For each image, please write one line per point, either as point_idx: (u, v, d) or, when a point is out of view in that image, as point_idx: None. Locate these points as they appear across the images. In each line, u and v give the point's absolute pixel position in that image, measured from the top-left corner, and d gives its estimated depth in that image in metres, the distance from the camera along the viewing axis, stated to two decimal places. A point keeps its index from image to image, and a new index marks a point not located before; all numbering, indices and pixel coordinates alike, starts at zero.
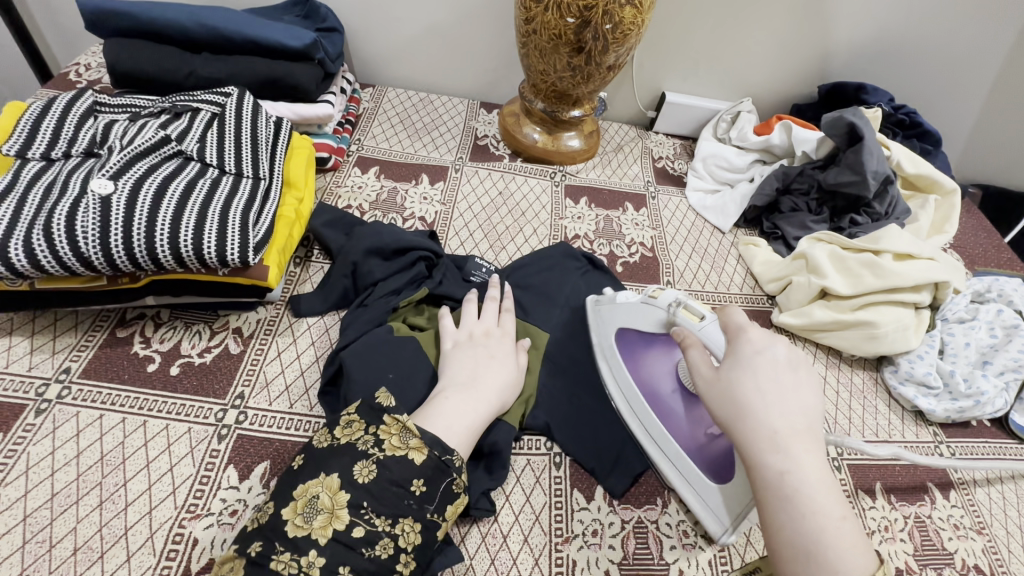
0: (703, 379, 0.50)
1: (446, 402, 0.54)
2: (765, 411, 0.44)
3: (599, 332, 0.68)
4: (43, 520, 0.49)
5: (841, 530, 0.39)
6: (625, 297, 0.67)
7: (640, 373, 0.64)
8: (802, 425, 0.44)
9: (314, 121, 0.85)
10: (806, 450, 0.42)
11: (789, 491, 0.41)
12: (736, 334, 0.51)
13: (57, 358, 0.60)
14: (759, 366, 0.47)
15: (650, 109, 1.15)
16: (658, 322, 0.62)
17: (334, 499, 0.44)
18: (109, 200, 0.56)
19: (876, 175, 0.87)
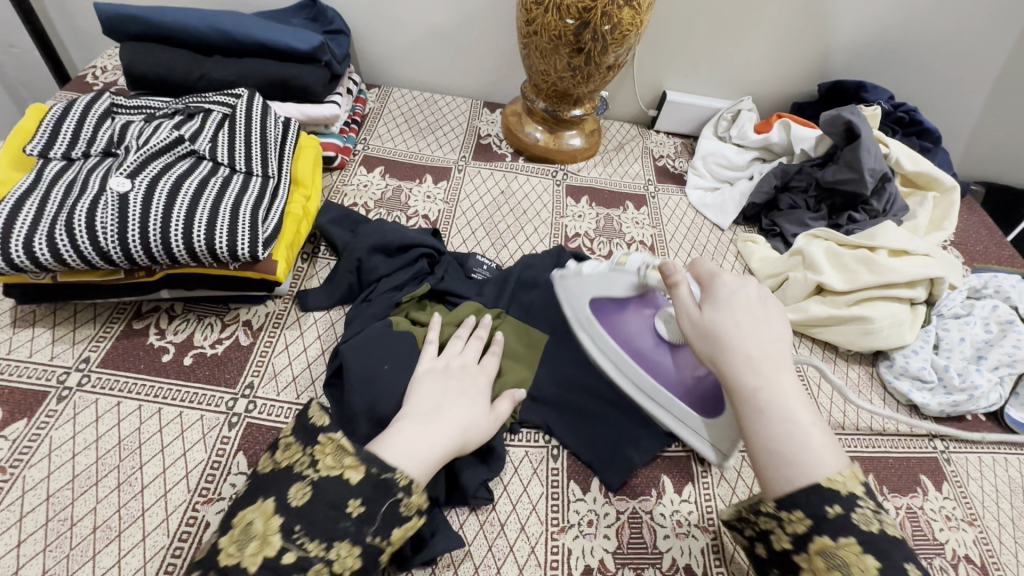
0: (684, 318, 0.54)
1: (398, 434, 0.52)
2: (741, 340, 0.49)
3: (573, 304, 0.70)
4: (65, 499, 0.52)
5: (813, 437, 0.44)
6: (591, 266, 0.69)
7: (621, 335, 0.67)
8: (775, 350, 0.49)
9: (321, 121, 0.87)
10: (780, 370, 0.47)
11: (766, 407, 0.45)
12: (711, 280, 0.55)
13: (78, 348, 0.63)
14: (734, 305, 0.52)
15: (651, 108, 1.16)
16: (630, 285, 0.66)
17: (267, 524, 0.46)
18: (126, 197, 0.59)
19: (874, 173, 0.88)
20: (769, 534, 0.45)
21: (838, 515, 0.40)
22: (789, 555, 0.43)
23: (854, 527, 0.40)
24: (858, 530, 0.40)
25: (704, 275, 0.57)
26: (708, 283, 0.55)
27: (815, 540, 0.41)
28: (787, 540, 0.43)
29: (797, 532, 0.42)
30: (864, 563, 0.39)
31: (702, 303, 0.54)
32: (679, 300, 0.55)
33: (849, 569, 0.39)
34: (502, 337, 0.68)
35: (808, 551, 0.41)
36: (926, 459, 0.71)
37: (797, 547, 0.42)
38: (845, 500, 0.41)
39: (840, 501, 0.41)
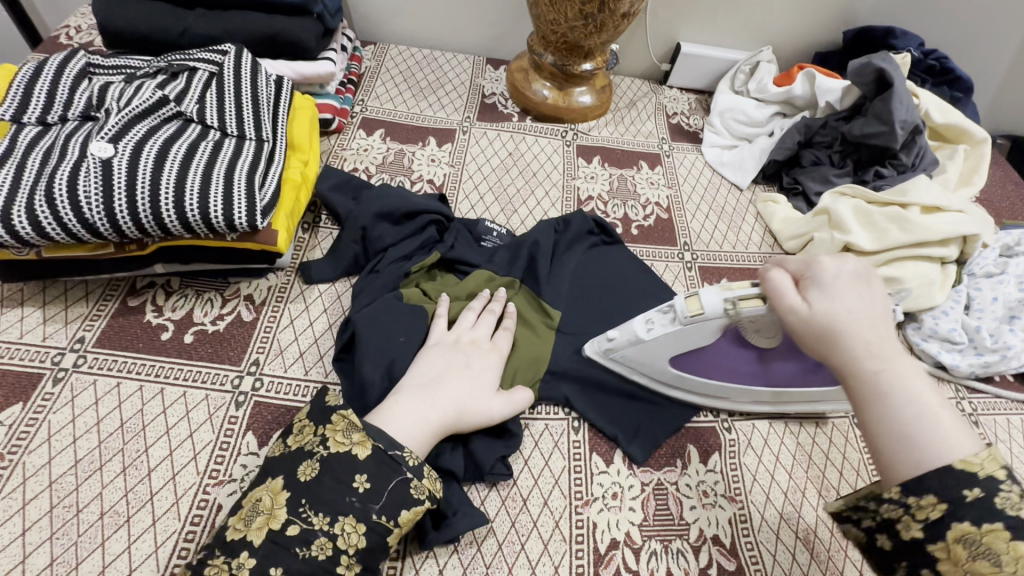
0: (786, 308, 0.49)
1: (396, 407, 0.51)
2: (858, 327, 0.45)
3: (645, 369, 0.62)
4: (68, 485, 0.50)
5: (943, 419, 0.41)
6: (650, 329, 0.59)
7: (709, 372, 0.61)
8: (889, 335, 0.46)
9: (315, 80, 0.81)
10: (899, 355, 0.44)
11: (890, 393, 0.42)
12: (809, 270, 0.50)
13: (71, 328, 0.60)
14: (843, 292, 0.47)
15: (664, 62, 1.09)
16: (714, 326, 0.56)
17: (274, 499, 0.45)
18: (110, 163, 0.54)
19: (904, 125, 0.83)
20: (894, 524, 0.41)
21: (978, 500, 0.38)
22: (921, 547, 0.40)
23: (998, 512, 0.37)
24: (1004, 515, 0.37)
25: (793, 259, 0.52)
26: (804, 266, 0.50)
27: (953, 528, 0.38)
28: (920, 528, 0.40)
29: (931, 520, 0.39)
30: (1014, 551, 0.36)
31: (804, 289, 0.49)
32: (778, 289, 0.50)
33: (997, 556, 0.36)
34: (515, 309, 0.66)
35: (946, 539, 0.38)
36: None
37: (930, 536, 0.39)
38: (986, 484, 0.38)
39: (980, 485, 0.38)
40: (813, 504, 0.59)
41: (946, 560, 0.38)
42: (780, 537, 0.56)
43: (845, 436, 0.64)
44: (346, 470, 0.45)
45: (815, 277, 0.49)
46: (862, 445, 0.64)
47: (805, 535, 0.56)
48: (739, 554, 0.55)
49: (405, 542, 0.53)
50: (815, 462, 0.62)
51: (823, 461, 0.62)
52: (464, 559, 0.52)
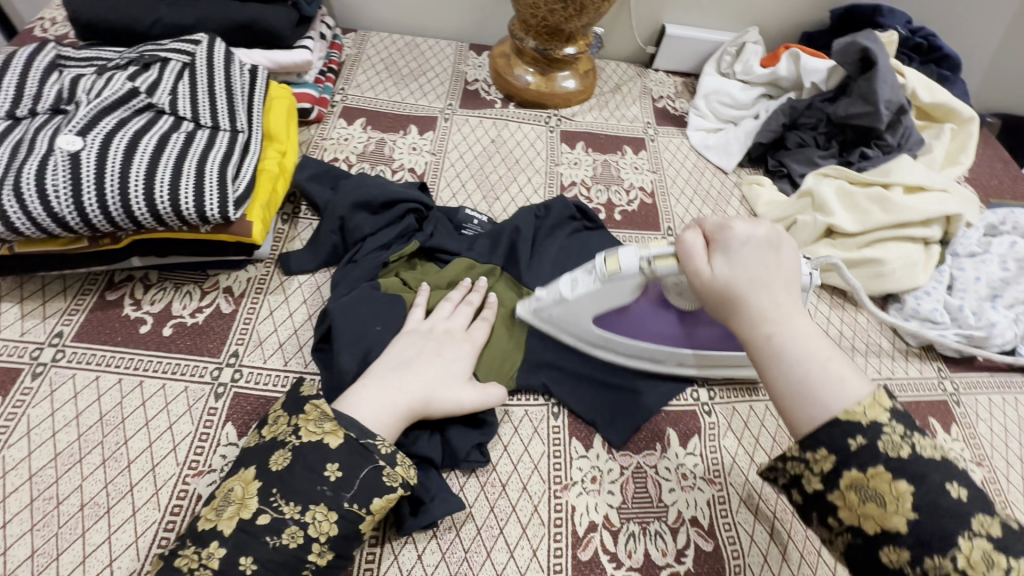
0: (694, 274, 0.50)
1: (363, 392, 0.51)
2: (756, 289, 0.46)
3: (570, 329, 0.63)
4: (48, 478, 0.50)
5: (833, 371, 0.42)
6: (574, 288, 0.59)
7: (634, 330, 0.63)
8: (788, 296, 0.46)
9: (292, 69, 0.80)
10: (794, 315, 0.45)
11: (783, 352, 0.43)
12: (718, 232, 0.50)
13: (49, 322, 0.60)
14: (745, 254, 0.48)
15: (650, 44, 1.08)
16: (632, 286, 0.57)
17: (246, 489, 0.45)
18: (78, 156, 0.54)
19: (889, 104, 0.82)
20: (799, 480, 0.42)
21: (862, 446, 0.39)
22: (822, 498, 0.41)
23: (881, 455, 0.38)
24: (886, 457, 0.38)
25: (707, 222, 0.52)
26: (716, 229, 0.50)
27: (844, 475, 0.39)
28: (818, 480, 0.40)
29: (825, 470, 0.40)
30: (896, 489, 0.37)
31: (711, 253, 0.49)
32: (688, 252, 0.50)
33: (881, 497, 0.38)
34: (495, 297, 0.66)
35: (840, 487, 0.39)
36: (937, 401, 0.68)
37: (828, 485, 0.40)
38: (869, 430, 0.39)
39: (863, 432, 0.39)
40: None
41: (843, 507, 0.39)
42: (758, 517, 0.57)
43: None
44: (319, 459, 0.46)
45: (723, 240, 0.50)
46: None
47: (782, 515, 0.57)
48: (716, 534, 0.56)
49: (384, 528, 0.53)
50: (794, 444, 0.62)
51: None
52: (443, 544, 0.53)
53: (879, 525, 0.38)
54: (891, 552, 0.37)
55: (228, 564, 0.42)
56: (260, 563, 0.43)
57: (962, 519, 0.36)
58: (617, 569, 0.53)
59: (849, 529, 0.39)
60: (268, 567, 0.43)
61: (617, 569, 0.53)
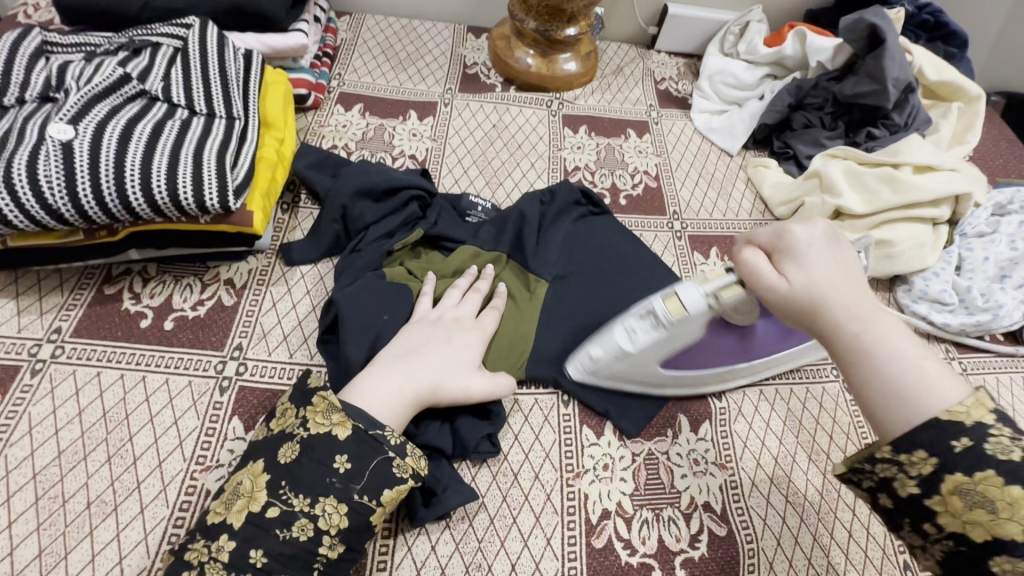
0: (766, 287, 0.46)
1: (369, 380, 0.51)
2: (837, 291, 0.43)
3: (637, 378, 0.60)
4: (53, 476, 0.49)
5: (928, 368, 0.39)
6: (633, 338, 0.56)
7: (696, 363, 0.60)
8: (868, 293, 0.44)
9: (287, 53, 0.78)
10: (879, 311, 0.42)
11: (873, 351, 0.40)
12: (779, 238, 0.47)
13: (47, 318, 0.59)
14: (814, 258, 0.45)
15: (651, 25, 1.06)
16: (700, 323, 0.54)
17: (254, 482, 0.44)
18: (70, 145, 0.52)
19: (897, 83, 0.81)
20: (890, 483, 0.39)
21: (968, 449, 0.35)
22: (919, 503, 0.37)
23: (990, 458, 0.35)
24: (995, 461, 0.35)
25: (762, 230, 0.49)
26: (774, 237, 0.47)
27: (946, 480, 0.36)
28: (915, 484, 0.37)
29: (924, 474, 0.37)
30: (1008, 495, 0.34)
31: (778, 262, 0.46)
32: (751, 265, 0.47)
33: (992, 503, 0.35)
34: (503, 286, 0.65)
35: (942, 492, 0.36)
36: None
37: (927, 490, 0.37)
38: (974, 432, 0.36)
39: (968, 433, 0.36)
40: (803, 467, 0.59)
41: (945, 513, 0.36)
42: (770, 501, 0.57)
43: (835, 399, 0.65)
44: (327, 451, 0.45)
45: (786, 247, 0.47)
46: (853, 409, 0.64)
47: (794, 499, 0.57)
48: (729, 519, 0.56)
49: (396, 519, 0.53)
50: (805, 428, 0.62)
51: (813, 426, 0.62)
52: (456, 534, 0.52)
53: (990, 534, 0.35)
54: (1003, 563, 0.34)
55: (238, 557, 0.42)
56: (271, 556, 0.42)
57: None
58: (632, 556, 0.53)
59: (950, 537, 0.36)
60: (279, 560, 0.42)
61: (632, 556, 0.53)
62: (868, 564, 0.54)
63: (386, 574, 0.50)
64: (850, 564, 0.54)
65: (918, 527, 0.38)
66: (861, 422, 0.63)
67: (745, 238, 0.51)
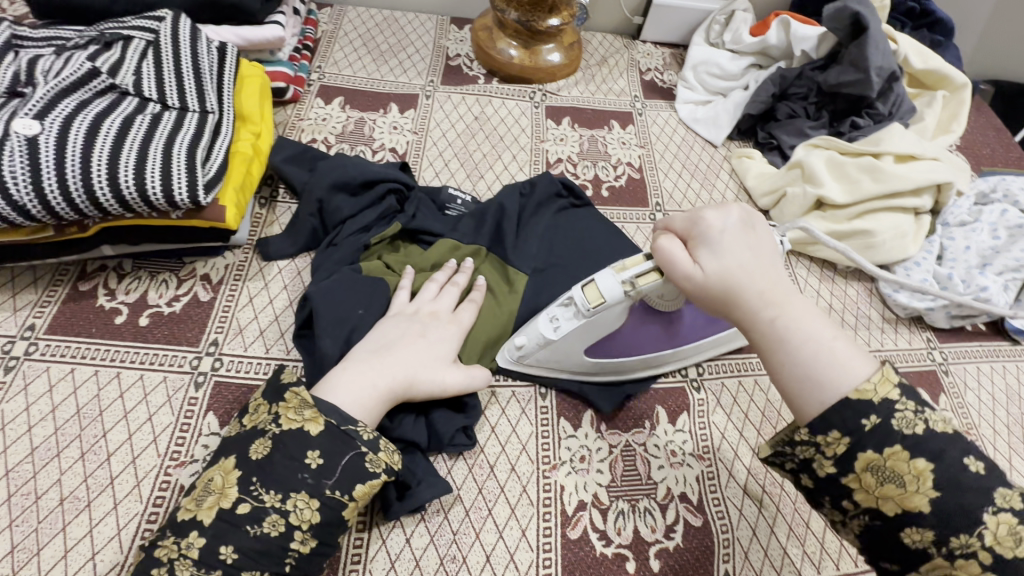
0: (682, 277, 0.45)
1: (342, 375, 0.50)
2: (750, 276, 0.43)
3: (563, 366, 0.60)
4: (25, 473, 0.49)
5: (837, 350, 0.40)
6: (556, 327, 0.56)
7: (620, 349, 0.60)
8: (779, 275, 0.44)
9: (264, 46, 0.77)
10: (791, 294, 0.43)
11: (787, 337, 0.41)
12: (694, 225, 0.46)
13: (21, 315, 0.58)
14: (728, 245, 0.44)
15: (637, 15, 1.04)
16: (618, 311, 0.54)
17: (225, 479, 0.44)
18: (36, 141, 0.51)
19: (880, 71, 0.80)
20: (809, 464, 0.40)
21: (876, 426, 0.38)
22: (836, 481, 0.39)
23: (896, 433, 0.37)
24: (901, 436, 0.37)
25: (677, 218, 0.48)
26: (688, 225, 0.47)
27: (859, 458, 0.38)
28: (832, 465, 0.39)
29: (839, 455, 0.38)
30: (916, 469, 0.37)
31: (694, 251, 0.45)
32: (670, 257, 0.46)
33: (902, 478, 0.37)
34: (482, 280, 0.65)
35: (856, 470, 0.38)
36: (926, 371, 0.68)
37: (842, 469, 0.39)
38: (881, 409, 0.38)
39: (876, 411, 0.38)
40: None
41: (862, 491, 0.39)
42: (747, 491, 0.57)
43: None
44: (299, 447, 0.45)
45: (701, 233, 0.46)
46: None
47: (770, 489, 0.57)
48: (705, 510, 0.56)
49: (371, 513, 0.53)
50: (783, 418, 0.62)
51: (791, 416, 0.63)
52: (431, 526, 0.52)
53: (900, 506, 0.37)
54: (915, 534, 0.37)
55: (208, 553, 0.41)
56: (241, 551, 0.42)
57: (983, 494, 0.37)
58: (607, 546, 0.53)
59: (867, 513, 0.39)
60: (249, 556, 0.42)
61: (607, 546, 0.53)
62: (842, 552, 0.55)
63: (360, 567, 0.50)
64: (825, 553, 0.54)
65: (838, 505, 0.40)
66: None
67: (662, 225, 0.50)
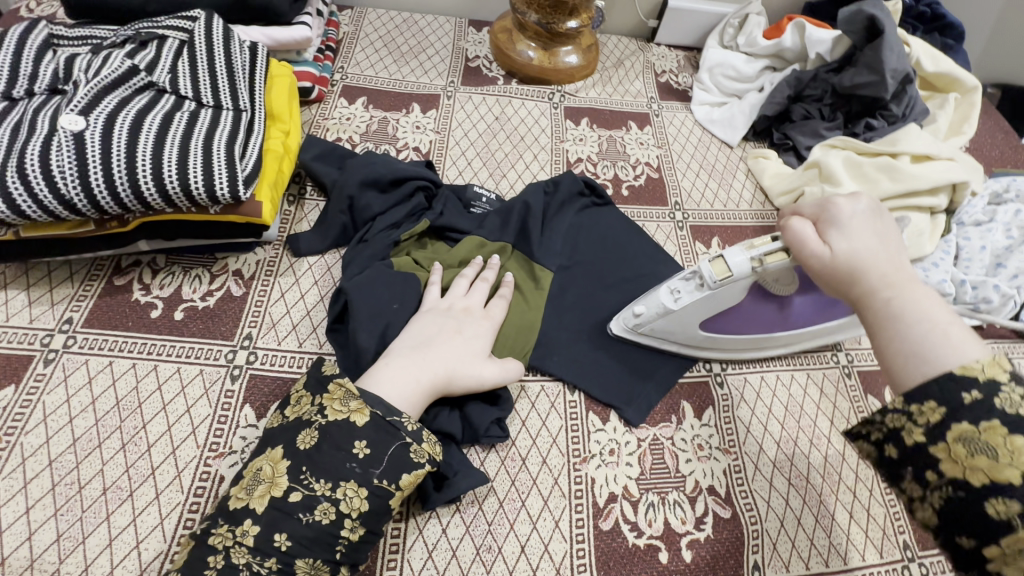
0: (810, 255, 0.45)
1: (385, 370, 0.51)
2: (878, 257, 0.42)
3: (672, 338, 0.63)
4: (68, 464, 0.50)
5: (955, 335, 0.37)
6: (677, 298, 0.59)
7: (732, 326, 0.63)
8: (911, 267, 0.42)
9: (291, 46, 0.78)
10: (915, 280, 0.41)
11: (902, 315, 0.39)
12: (824, 207, 0.47)
13: (58, 309, 0.59)
14: (856, 227, 0.44)
15: (652, 18, 1.06)
16: (743, 284, 0.56)
17: (275, 468, 0.45)
18: (82, 137, 0.52)
19: (895, 74, 0.82)
20: (896, 432, 0.36)
21: (977, 400, 0.33)
22: (922, 452, 0.35)
23: (999, 408, 0.32)
24: (1005, 412, 0.32)
25: (808, 205, 0.49)
26: (820, 209, 0.47)
27: (951, 427, 0.33)
28: (922, 432, 0.35)
29: (931, 423, 0.34)
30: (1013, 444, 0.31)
31: (823, 233, 0.46)
32: (799, 236, 0.47)
33: (993, 449, 0.31)
34: (510, 277, 0.65)
35: (945, 438, 0.33)
36: None
37: (933, 438, 0.34)
38: (987, 386, 0.33)
39: (981, 386, 0.33)
40: (804, 450, 0.61)
41: (946, 459, 0.33)
42: (774, 483, 0.58)
43: (835, 384, 0.66)
44: (346, 437, 0.46)
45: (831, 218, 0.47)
46: (853, 394, 0.65)
47: (797, 481, 0.58)
48: (733, 502, 0.57)
49: (407, 504, 0.54)
50: (806, 412, 0.63)
51: (814, 411, 0.64)
52: (467, 517, 0.53)
53: (988, 477, 0.31)
54: (999, 505, 0.31)
55: (263, 540, 0.42)
56: (294, 539, 0.43)
57: None
58: (638, 537, 0.54)
59: (949, 483, 0.33)
60: (301, 543, 0.43)
61: (639, 538, 0.54)
62: (868, 544, 0.55)
63: (398, 557, 0.51)
64: (851, 544, 0.55)
65: (918, 478, 0.35)
66: (862, 407, 0.65)
67: (792, 212, 0.51)
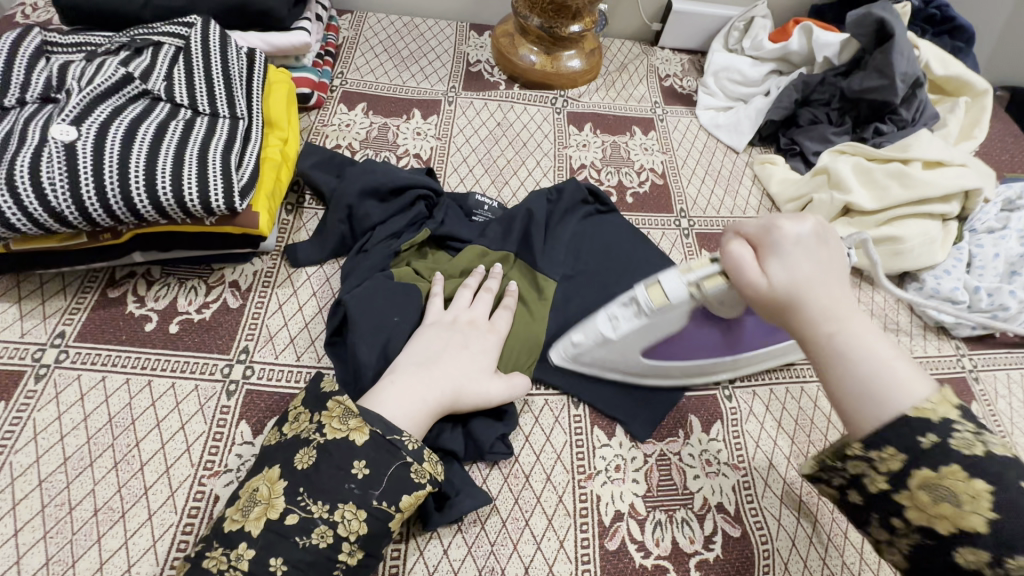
0: (748, 283, 0.46)
1: (390, 387, 0.50)
2: (817, 289, 0.43)
3: (615, 366, 0.60)
4: (59, 484, 0.49)
5: (897, 371, 0.39)
6: (615, 325, 0.57)
7: (676, 353, 0.60)
8: (846, 295, 0.43)
9: (290, 52, 0.77)
10: (856, 311, 0.42)
11: (845, 351, 0.40)
12: (767, 232, 0.46)
13: (50, 322, 0.58)
14: (796, 256, 0.44)
15: (655, 21, 1.05)
16: (680, 311, 0.55)
17: (272, 488, 0.44)
18: (74, 147, 0.51)
19: (905, 78, 0.80)
20: (861, 478, 0.40)
21: (934, 444, 0.36)
22: (887, 497, 0.38)
23: (954, 453, 0.36)
24: (959, 456, 0.36)
25: (750, 221, 0.48)
26: (762, 231, 0.46)
27: (914, 475, 0.37)
28: (884, 480, 0.38)
29: (891, 470, 0.38)
30: (971, 489, 0.35)
31: (762, 260, 0.45)
32: (738, 263, 0.46)
33: (955, 496, 0.36)
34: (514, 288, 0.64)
35: (909, 487, 0.37)
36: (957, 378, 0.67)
37: (895, 485, 0.38)
38: (940, 428, 0.37)
39: (934, 430, 0.37)
40: None
41: (912, 507, 0.37)
42: (784, 501, 0.57)
43: None
44: (345, 457, 0.44)
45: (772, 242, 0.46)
46: None
47: (808, 498, 0.57)
48: (743, 520, 0.55)
49: (407, 524, 0.52)
50: (817, 426, 0.62)
51: (824, 424, 0.62)
52: (468, 538, 0.51)
53: (954, 526, 0.35)
54: (966, 553, 0.35)
55: (259, 565, 0.41)
56: (291, 563, 0.41)
57: None
58: (646, 558, 0.52)
59: (917, 530, 0.37)
60: (298, 567, 0.41)
61: (646, 558, 0.52)
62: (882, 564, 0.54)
63: None
64: (864, 563, 0.54)
65: (885, 522, 0.39)
66: None
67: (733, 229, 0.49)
